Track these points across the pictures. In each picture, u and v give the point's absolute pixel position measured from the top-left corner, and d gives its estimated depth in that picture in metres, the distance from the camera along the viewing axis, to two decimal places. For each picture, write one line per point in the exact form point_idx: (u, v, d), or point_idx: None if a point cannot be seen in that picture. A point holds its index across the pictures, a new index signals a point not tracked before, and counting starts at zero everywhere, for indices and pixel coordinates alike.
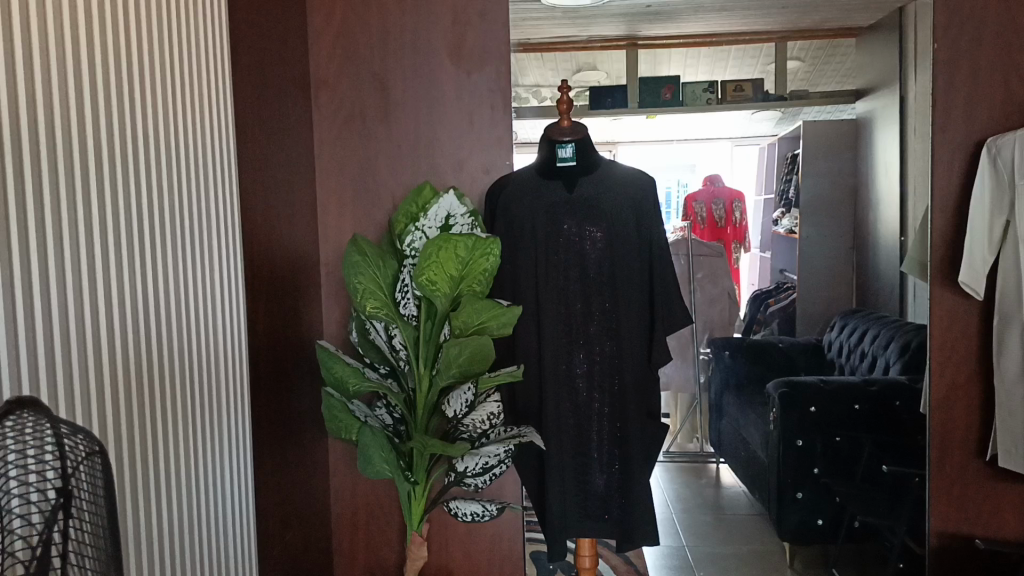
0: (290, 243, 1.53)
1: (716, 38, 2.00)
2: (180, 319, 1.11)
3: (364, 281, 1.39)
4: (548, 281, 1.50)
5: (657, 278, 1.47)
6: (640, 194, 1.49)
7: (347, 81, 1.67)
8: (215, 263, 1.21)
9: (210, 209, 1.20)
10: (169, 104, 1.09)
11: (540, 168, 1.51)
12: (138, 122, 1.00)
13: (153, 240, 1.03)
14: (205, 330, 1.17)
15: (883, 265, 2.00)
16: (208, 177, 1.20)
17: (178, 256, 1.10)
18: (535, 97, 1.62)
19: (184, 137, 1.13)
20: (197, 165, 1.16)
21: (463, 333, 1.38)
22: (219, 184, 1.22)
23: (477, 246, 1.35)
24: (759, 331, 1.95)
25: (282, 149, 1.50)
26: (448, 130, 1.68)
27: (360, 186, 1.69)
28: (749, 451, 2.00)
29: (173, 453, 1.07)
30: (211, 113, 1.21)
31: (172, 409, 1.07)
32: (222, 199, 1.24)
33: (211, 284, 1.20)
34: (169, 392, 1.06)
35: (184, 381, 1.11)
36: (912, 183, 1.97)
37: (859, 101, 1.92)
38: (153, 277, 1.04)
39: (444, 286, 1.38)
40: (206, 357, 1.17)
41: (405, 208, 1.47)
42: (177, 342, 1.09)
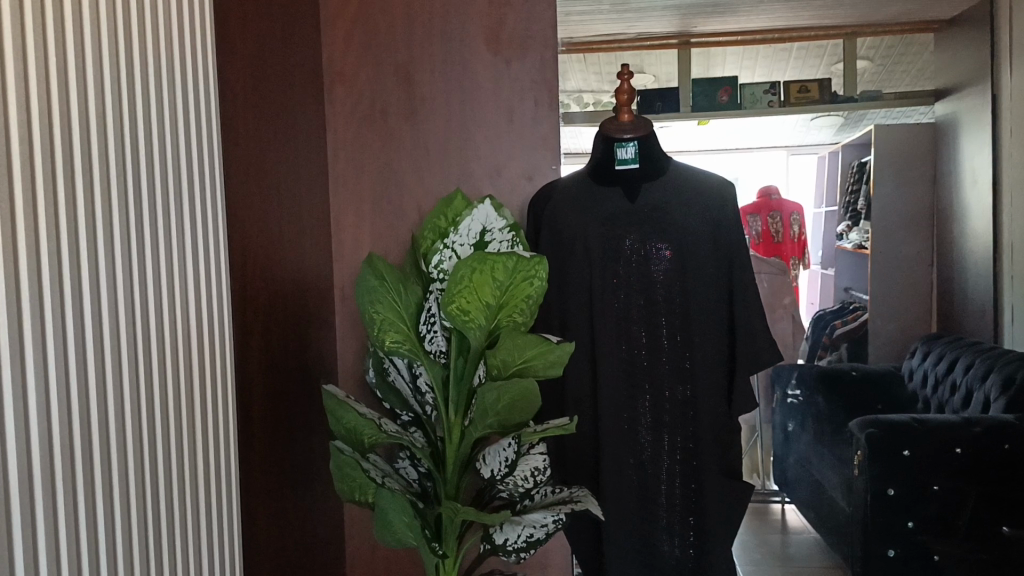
0: (297, 266, 1.28)
1: (790, 33, 1.94)
2: (164, 380, 0.86)
3: (381, 309, 1.14)
4: (606, 311, 1.24)
5: (739, 306, 1.19)
6: (720, 205, 1.21)
7: (366, 74, 1.41)
8: (207, 297, 0.96)
9: (198, 231, 0.94)
10: (140, 111, 0.82)
11: (593, 171, 1.25)
12: (104, 131, 0.75)
13: (126, 281, 0.79)
14: (191, 387, 0.92)
15: (972, 286, 1.91)
16: (197, 191, 0.94)
17: (160, 298, 0.85)
18: (579, 102, 1.42)
19: (170, 146, 0.88)
20: (183, 181, 0.91)
21: (502, 372, 1.13)
22: (206, 197, 0.96)
23: (521, 270, 1.10)
24: (825, 356, 1.93)
25: (287, 159, 1.25)
26: (486, 129, 1.41)
27: (380, 198, 1.44)
28: (829, 496, 1.91)
29: (147, 563, 0.81)
30: (199, 111, 0.95)
31: (150, 505, 0.82)
32: (212, 226, 0.98)
33: (195, 337, 0.93)
34: (145, 478, 0.82)
35: (164, 462, 0.85)
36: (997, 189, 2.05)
37: (938, 102, 1.88)
38: (131, 330, 0.79)
39: (479, 317, 1.13)
40: (196, 419, 0.93)
41: (431, 221, 1.20)
42: (160, 411, 0.85)
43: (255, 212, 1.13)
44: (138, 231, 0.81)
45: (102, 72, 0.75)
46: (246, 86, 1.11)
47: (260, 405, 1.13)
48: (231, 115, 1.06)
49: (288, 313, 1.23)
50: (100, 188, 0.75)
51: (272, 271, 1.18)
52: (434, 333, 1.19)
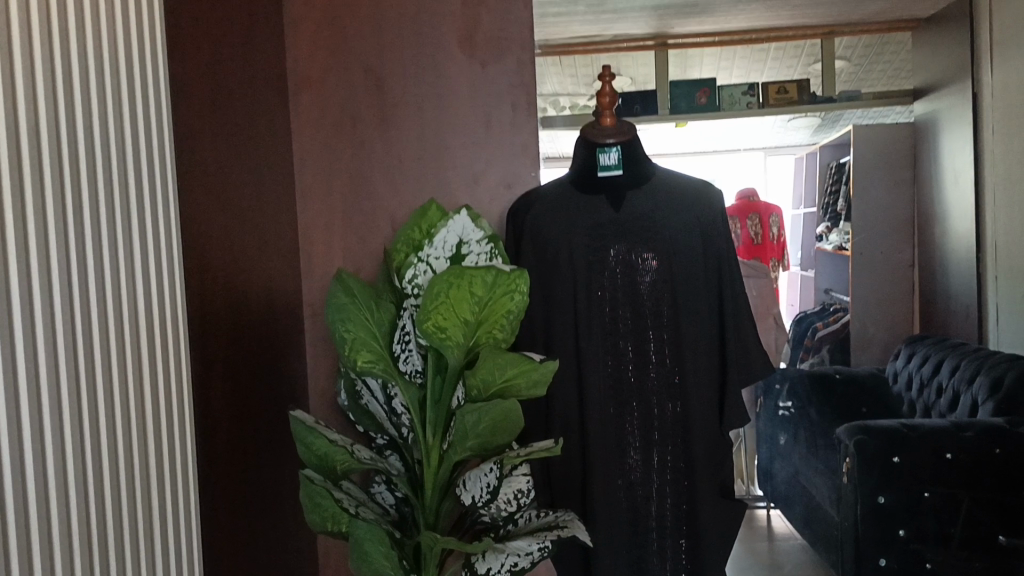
0: (263, 283, 1.21)
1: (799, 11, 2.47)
2: (109, 418, 0.79)
3: (353, 328, 1.07)
4: (592, 325, 1.18)
5: (729, 315, 1.17)
6: (708, 211, 1.17)
7: (333, 80, 1.33)
8: (161, 325, 0.89)
9: (147, 256, 0.87)
10: (72, 127, 0.75)
11: (575, 178, 1.20)
12: (33, 152, 0.69)
13: (52, 316, 0.71)
14: (144, 424, 0.86)
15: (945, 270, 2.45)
16: (145, 212, 0.87)
17: (103, 328, 0.79)
18: None
19: (114, 164, 0.81)
20: (129, 200, 0.84)
21: (483, 393, 1.07)
22: (153, 218, 0.88)
23: (501, 283, 1.04)
24: None
25: (249, 172, 1.17)
26: (463, 135, 1.34)
27: (350, 210, 1.35)
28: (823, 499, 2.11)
29: None
30: (148, 125, 0.88)
31: (94, 554, 0.76)
32: (162, 247, 0.90)
33: (143, 368, 0.86)
34: (83, 530, 0.75)
35: (105, 508, 0.78)
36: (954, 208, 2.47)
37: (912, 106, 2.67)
38: (58, 370, 0.72)
39: (457, 333, 1.07)
40: (150, 458, 0.87)
41: (404, 234, 1.14)
42: (106, 450, 0.79)
43: (213, 231, 1.05)
44: (75, 259, 0.75)
45: (22, 85, 0.68)
46: (200, 95, 1.02)
47: (223, 435, 1.06)
48: (183, 128, 0.98)
49: (252, 334, 1.16)
50: (26, 213, 0.68)
51: (234, 290, 1.10)
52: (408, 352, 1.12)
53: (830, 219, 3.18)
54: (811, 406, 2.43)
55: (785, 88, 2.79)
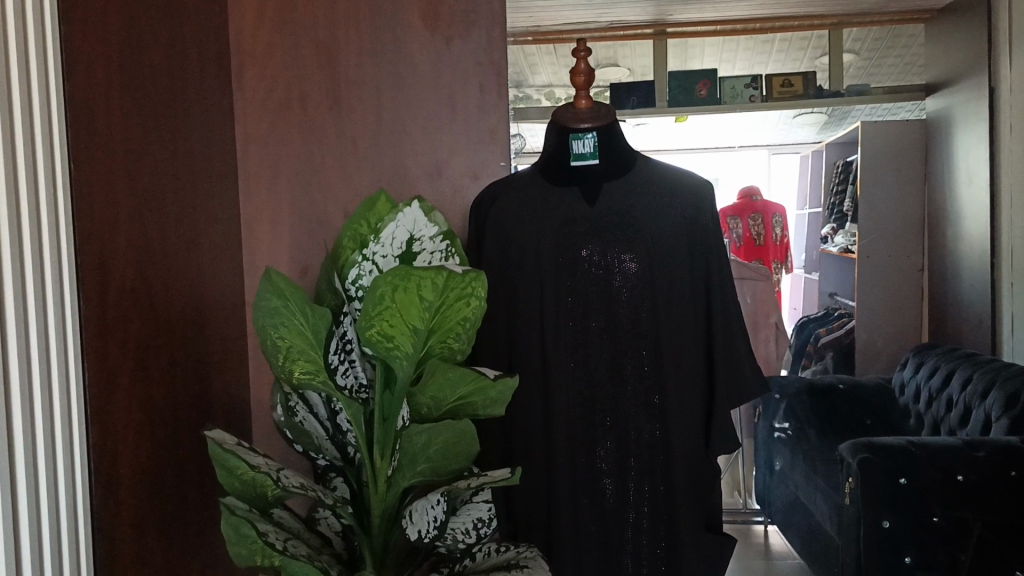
0: (195, 280, 1.05)
1: None
2: None
3: (286, 334, 0.93)
4: (560, 334, 1.05)
5: (718, 326, 1.03)
6: (695, 209, 1.03)
7: (280, 55, 1.18)
8: (57, 328, 0.76)
9: (42, 247, 0.74)
10: None
11: (544, 169, 1.06)
12: None
13: None
14: (31, 447, 0.72)
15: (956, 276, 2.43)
16: (38, 193, 0.74)
17: None
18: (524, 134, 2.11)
19: None
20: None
21: (434, 411, 0.94)
22: (49, 204, 0.75)
23: (455, 287, 0.90)
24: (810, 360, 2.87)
25: (184, 158, 1.02)
26: (424, 120, 1.20)
27: (299, 202, 1.21)
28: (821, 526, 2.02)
29: None
30: (45, 92, 0.75)
31: None
32: (46, 241, 0.75)
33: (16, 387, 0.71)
34: None
35: None
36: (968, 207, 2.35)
37: (934, 98, 2.42)
38: None
39: (406, 343, 0.94)
40: (38, 488, 0.73)
41: (350, 228, 0.99)
42: None
43: (122, 218, 0.88)
44: None
45: None
46: (121, 65, 0.88)
47: (130, 460, 0.89)
48: (89, 96, 0.82)
49: (173, 340, 0.98)
50: None
51: (150, 289, 0.93)
52: (350, 363, 0.98)
53: (834, 220, 3.12)
54: (810, 429, 2.39)
55: (790, 81, 2.69)
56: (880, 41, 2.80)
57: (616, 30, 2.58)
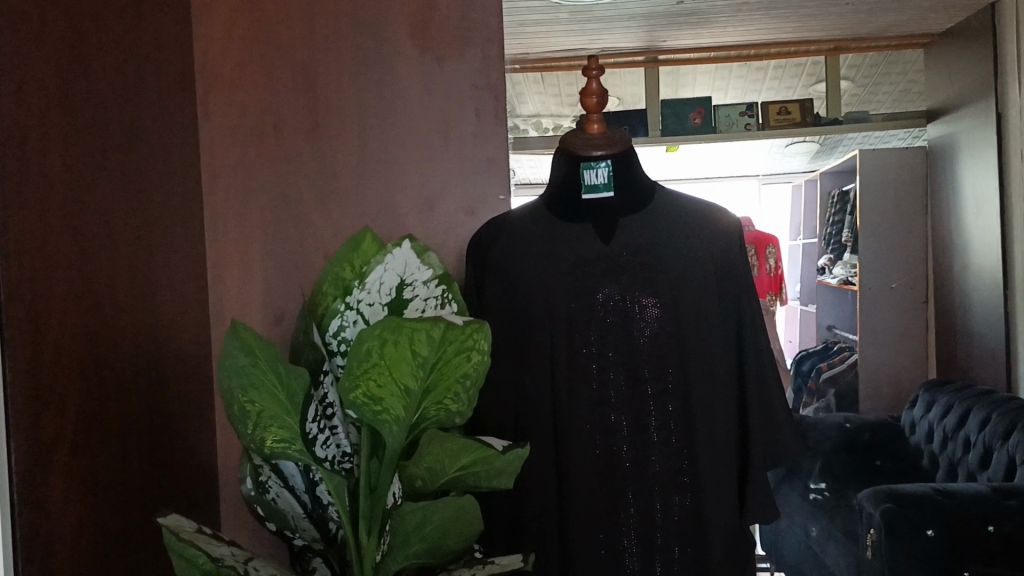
0: (152, 330, 0.91)
1: (790, 24, 2.24)
2: None
3: (256, 397, 0.79)
4: (574, 388, 0.92)
5: (751, 373, 0.93)
6: (723, 246, 0.93)
7: (253, 77, 1.06)
8: None
9: None
10: None
11: (553, 204, 0.96)
12: None
13: None
14: None
15: (962, 309, 2.32)
16: None
17: None
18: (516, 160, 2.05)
19: None
20: None
21: (430, 484, 0.81)
22: None
23: (452, 341, 0.78)
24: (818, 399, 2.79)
25: (139, 191, 0.89)
26: (414, 150, 1.08)
27: (274, 242, 1.08)
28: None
29: None
30: None
31: None
32: None
33: None
34: None
35: None
36: (975, 240, 2.24)
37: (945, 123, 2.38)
38: None
39: (397, 407, 0.81)
40: None
41: (331, 271, 0.86)
42: None
43: (64, 262, 0.75)
44: None
45: None
46: (62, 82, 0.75)
47: (72, 550, 0.74)
48: (23, 122, 0.69)
49: (123, 402, 0.84)
50: None
51: (96, 344, 0.80)
52: (331, 431, 0.83)
53: (832, 250, 3.05)
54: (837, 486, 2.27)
55: (786, 109, 2.59)
56: (876, 68, 2.73)
57: (610, 56, 2.49)
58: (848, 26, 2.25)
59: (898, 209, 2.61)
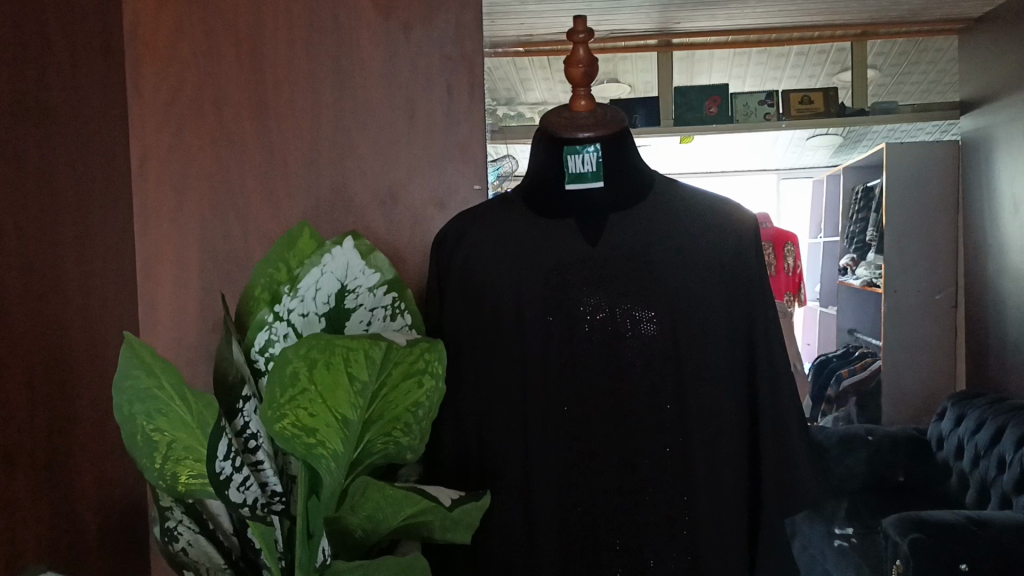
0: (60, 345, 0.77)
1: (816, 8, 2.07)
2: None
3: (164, 425, 0.63)
4: (547, 418, 0.79)
5: (764, 405, 0.77)
6: (727, 242, 0.78)
7: (192, 47, 0.92)
8: None
9: None
10: None
11: (528, 195, 0.82)
12: None
13: None
14: None
15: (999, 315, 2.13)
16: None
17: None
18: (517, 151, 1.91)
19: None
20: None
21: (374, 534, 0.65)
22: None
23: (399, 363, 0.59)
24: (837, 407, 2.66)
25: (46, 181, 0.74)
26: (375, 133, 0.94)
27: (215, 237, 0.94)
28: None
29: None
30: None
31: None
32: None
33: None
34: None
35: None
36: (1013, 240, 2.05)
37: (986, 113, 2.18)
38: None
39: (335, 441, 0.62)
40: None
41: (261, 272, 0.70)
42: None
43: None
44: None
45: None
46: None
47: None
48: None
49: (7, 437, 0.68)
50: None
51: None
52: (251, 470, 0.64)
53: (855, 249, 2.89)
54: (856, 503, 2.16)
55: (810, 98, 2.42)
56: (905, 56, 2.56)
57: (620, 39, 2.33)
58: (878, 7, 2.08)
59: (930, 205, 2.44)
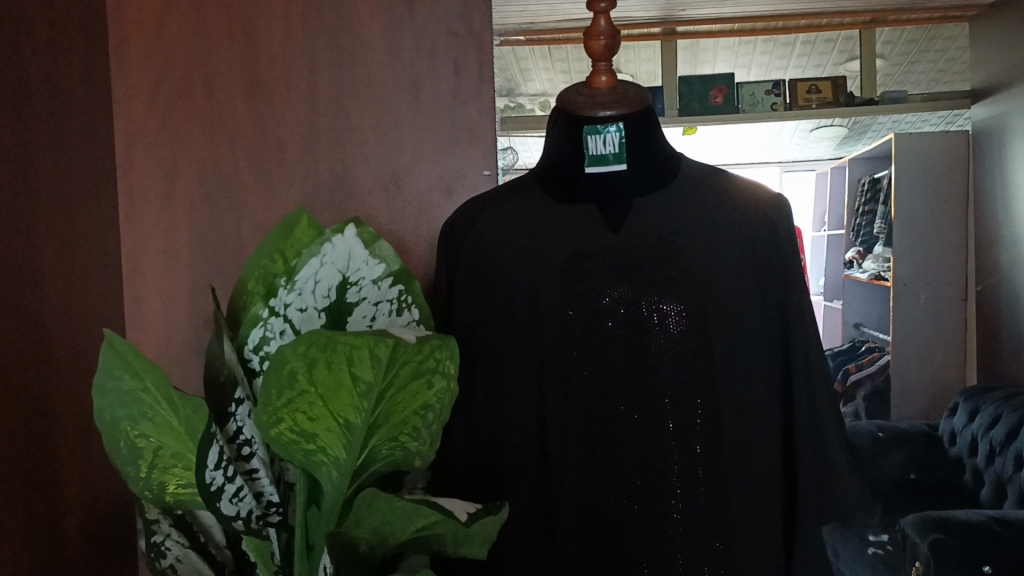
0: (35, 344, 0.70)
1: None
2: None
3: (148, 431, 0.55)
4: (567, 419, 0.74)
5: (798, 404, 0.72)
6: (754, 229, 0.73)
7: (180, 24, 0.86)
8: None
9: None
10: None
11: (546, 177, 0.78)
12: None
13: None
14: None
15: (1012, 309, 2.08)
16: None
17: None
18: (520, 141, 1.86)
19: None
20: None
21: (378, 550, 0.59)
22: None
23: (406, 363, 0.54)
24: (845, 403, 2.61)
25: (19, 167, 0.68)
26: (377, 116, 0.88)
27: (207, 228, 0.88)
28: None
29: None
30: None
31: None
32: None
33: None
34: None
35: None
36: None
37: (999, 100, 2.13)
38: None
39: (337, 447, 0.56)
40: None
41: (255, 264, 0.64)
42: None
43: None
44: None
45: None
46: None
47: None
48: None
49: None
50: None
51: None
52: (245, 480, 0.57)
53: (861, 241, 2.84)
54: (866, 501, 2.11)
55: (817, 87, 2.38)
56: (914, 44, 2.51)
57: (623, 27, 2.27)
58: None
59: (941, 196, 2.38)
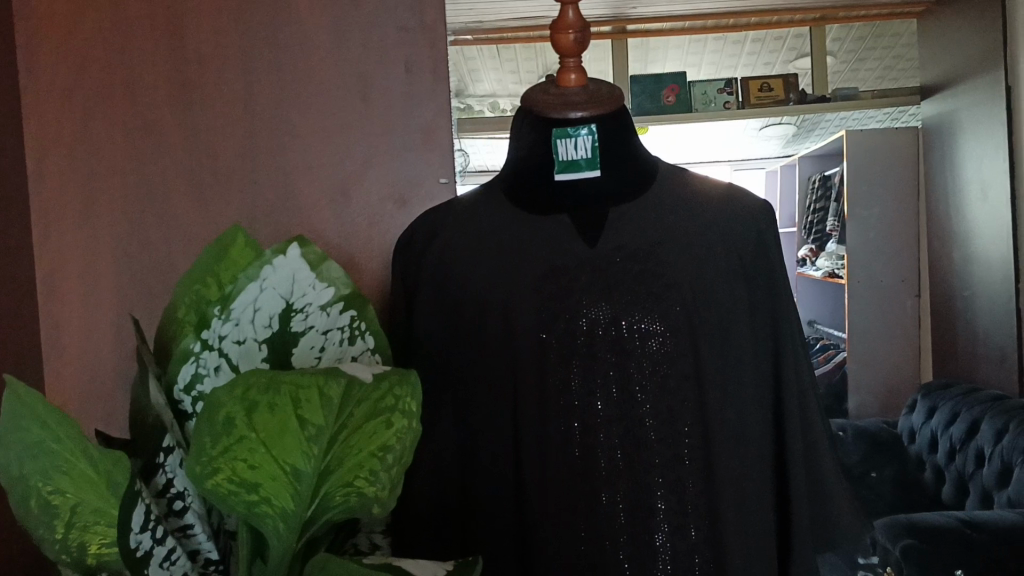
0: None
1: None
2: None
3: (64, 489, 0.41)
4: (546, 451, 0.68)
5: (791, 426, 0.68)
6: (736, 238, 0.69)
7: (98, 21, 0.78)
8: None
9: None
10: None
11: (512, 189, 0.72)
12: None
13: None
14: None
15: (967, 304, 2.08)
16: None
17: None
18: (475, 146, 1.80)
19: None
20: None
21: None
22: None
23: (363, 401, 0.44)
24: None
25: None
26: (323, 120, 0.80)
27: (134, 247, 0.80)
28: None
29: None
30: None
31: None
32: None
33: None
34: None
35: None
36: (982, 227, 1.99)
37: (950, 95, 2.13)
38: None
39: (283, 497, 0.45)
40: None
41: (184, 289, 0.53)
42: None
43: None
44: None
45: None
46: None
47: None
48: None
49: None
50: None
51: None
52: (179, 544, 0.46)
53: (814, 239, 2.84)
54: None
55: (769, 85, 2.35)
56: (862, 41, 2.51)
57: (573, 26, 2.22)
58: None
59: (894, 193, 2.38)
